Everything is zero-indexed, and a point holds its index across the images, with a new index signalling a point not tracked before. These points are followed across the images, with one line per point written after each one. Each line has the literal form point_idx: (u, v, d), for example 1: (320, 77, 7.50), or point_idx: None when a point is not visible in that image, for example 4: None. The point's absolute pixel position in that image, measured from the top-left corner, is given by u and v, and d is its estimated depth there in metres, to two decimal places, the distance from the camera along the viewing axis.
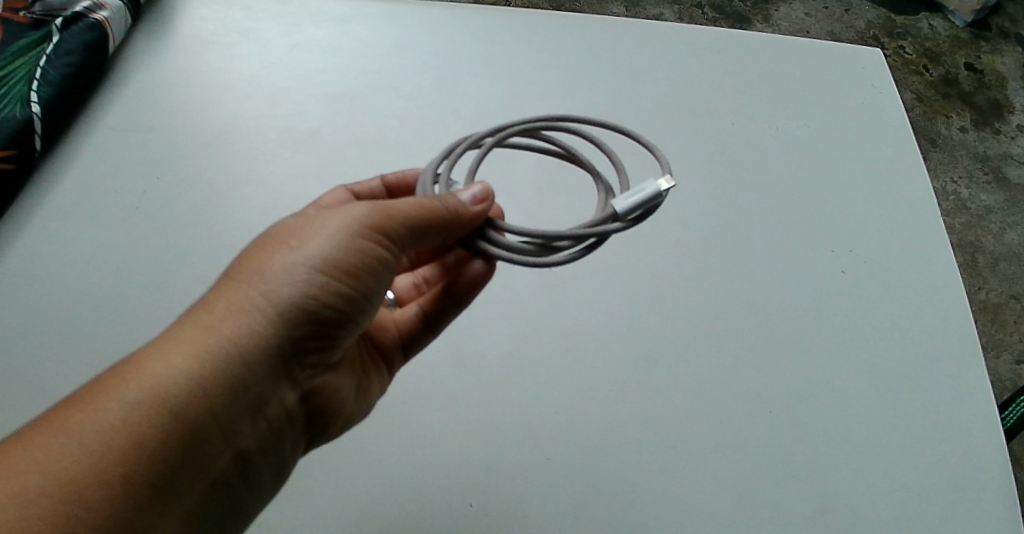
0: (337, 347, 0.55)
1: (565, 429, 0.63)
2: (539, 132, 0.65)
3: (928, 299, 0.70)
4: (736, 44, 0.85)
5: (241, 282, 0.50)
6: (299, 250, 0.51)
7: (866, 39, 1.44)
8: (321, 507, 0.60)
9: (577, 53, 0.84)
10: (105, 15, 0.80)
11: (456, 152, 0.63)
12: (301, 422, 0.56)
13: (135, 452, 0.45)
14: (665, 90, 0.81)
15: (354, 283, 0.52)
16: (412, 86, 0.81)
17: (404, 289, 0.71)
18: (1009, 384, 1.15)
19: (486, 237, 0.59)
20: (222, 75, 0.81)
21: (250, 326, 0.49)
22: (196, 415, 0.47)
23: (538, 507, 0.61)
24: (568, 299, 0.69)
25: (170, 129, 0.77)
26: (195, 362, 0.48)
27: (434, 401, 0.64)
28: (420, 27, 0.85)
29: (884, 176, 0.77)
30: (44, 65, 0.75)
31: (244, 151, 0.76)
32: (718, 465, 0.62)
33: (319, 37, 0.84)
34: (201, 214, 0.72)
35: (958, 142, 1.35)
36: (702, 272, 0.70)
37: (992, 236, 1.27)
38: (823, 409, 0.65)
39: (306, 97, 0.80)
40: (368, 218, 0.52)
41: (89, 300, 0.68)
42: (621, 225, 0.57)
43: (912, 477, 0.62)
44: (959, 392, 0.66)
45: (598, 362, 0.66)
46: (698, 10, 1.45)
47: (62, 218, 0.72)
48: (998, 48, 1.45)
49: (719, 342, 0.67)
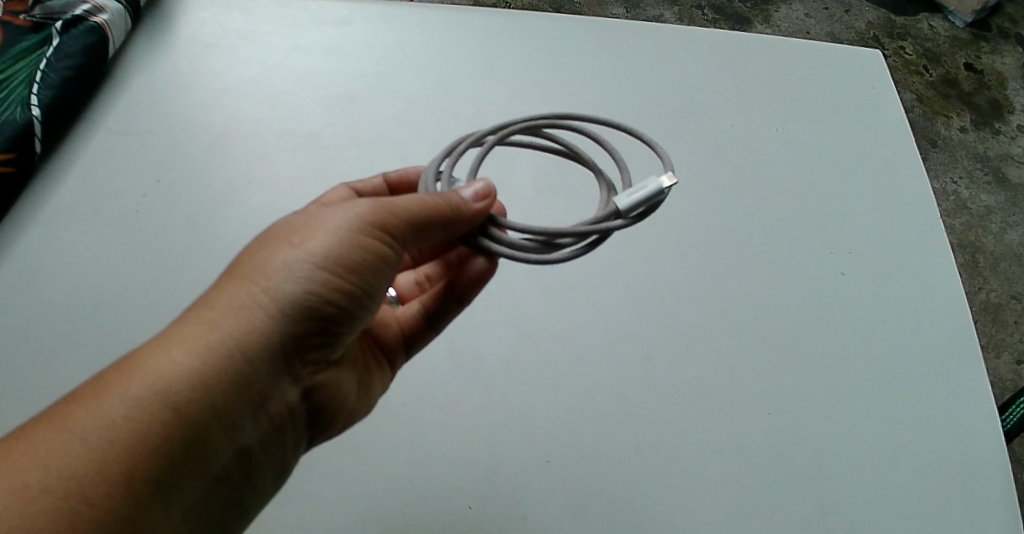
0: (338, 344, 0.55)
1: (565, 431, 0.63)
2: (541, 131, 0.65)
3: (927, 300, 0.70)
4: (736, 44, 0.85)
5: (243, 278, 0.50)
6: (300, 246, 0.51)
7: (866, 39, 1.45)
8: (322, 506, 0.60)
9: (578, 54, 0.84)
10: (105, 18, 0.80)
11: (458, 150, 0.63)
12: (303, 419, 0.57)
13: (136, 448, 0.45)
14: (665, 91, 0.81)
15: (355, 280, 0.52)
16: (412, 87, 0.81)
17: (405, 286, 0.71)
18: (1009, 384, 1.15)
19: (488, 234, 0.59)
20: (222, 77, 0.81)
21: (251, 322, 0.49)
22: (198, 412, 0.47)
23: (538, 509, 0.61)
24: (567, 300, 0.69)
25: (170, 131, 0.77)
26: (196, 359, 0.48)
27: (434, 402, 0.65)
28: (420, 29, 0.85)
29: (883, 177, 0.77)
30: (44, 68, 0.75)
31: (245, 153, 0.76)
32: (718, 466, 0.62)
33: (319, 40, 0.84)
34: (202, 216, 0.73)
35: (958, 142, 1.35)
36: (702, 273, 0.71)
37: (992, 237, 1.27)
38: (822, 410, 0.65)
39: (306, 99, 0.80)
40: (369, 215, 0.53)
41: (89, 303, 0.68)
42: (623, 223, 0.58)
43: (913, 478, 0.62)
44: (959, 393, 0.66)
45: (597, 363, 0.66)
46: (697, 11, 1.46)
47: (62, 220, 0.72)
48: (998, 48, 1.45)
49: (718, 343, 0.67)
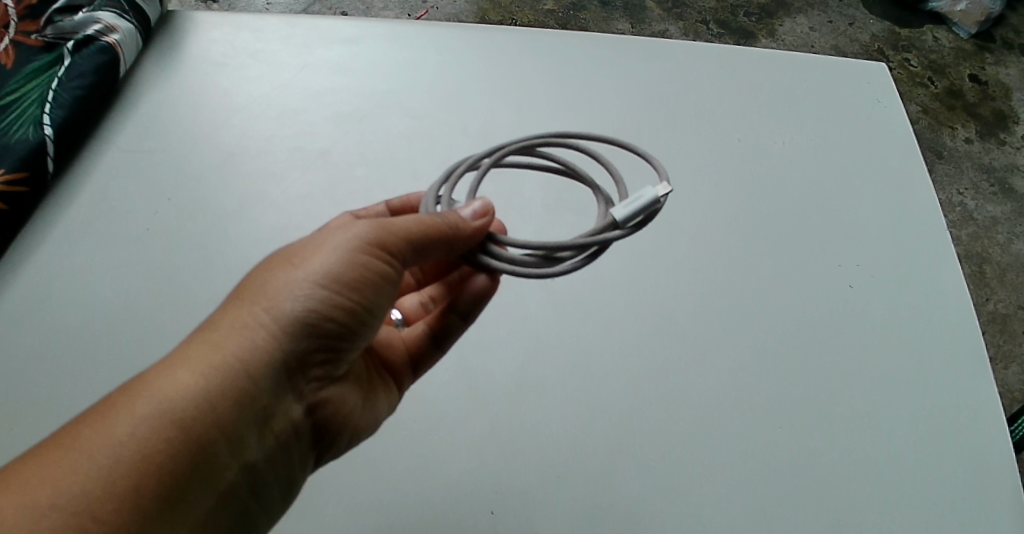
0: (342, 360, 0.56)
1: (574, 443, 0.64)
2: (537, 149, 0.66)
3: (935, 313, 0.70)
4: (741, 60, 0.86)
5: (245, 300, 0.51)
6: (301, 267, 0.52)
7: (871, 52, 1.45)
8: (332, 518, 0.61)
9: (583, 72, 0.85)
10: (116, 38, 0.81)
11: (456, 174, 0.63)
12: (309, 436, 0.57)
13: (144, 466, 0.46)
14: (670, 108, 0.82)
15: (355, 297, 0.52)
16: (420, 105, 0.82)
17: (410, 309, 0.71)
18: (1018, 395, 1.14)
19: (488, 251, 0.60)
20: (232, 97, 0.82)
21: (254, 341, 0.50)
22: (203, 428, 0.48)
23: (546, 519, 0.61)
24: (577, 315, 0.70)
25: (180, 151, 0.79)
26: (202, 378, 0.49)
27: (444, 417, 0.65)
28: (428, 47, 0.86)
29: (891, 190, 0.77)
30: (56, 88, 0.77)
31: (256, 171, 0.78)
32: (721, 475, 0.62)
33: (330, 59, 0.85)
34: (214, 232, 0.74)
35: (963, 154, 1.35)
36: (707, 289, 0.71)
37: (998, 247, 1.27)
38: (826, 421, 0.65)
39: (315, 118, 0.81)
40: (368, 233, 0.54)
41: (102, 317, 0.69)
42: (621, 233, 0.58)
43: (923, 487, 0.62)
44: (968, 405, 0.66)
45: (602, 379, 0.66)
46: (703, 26, 1.47)
47: (74, 238, 0.74)
48: (1002, 58, 1.45)
49: (722, 359, 0.67)
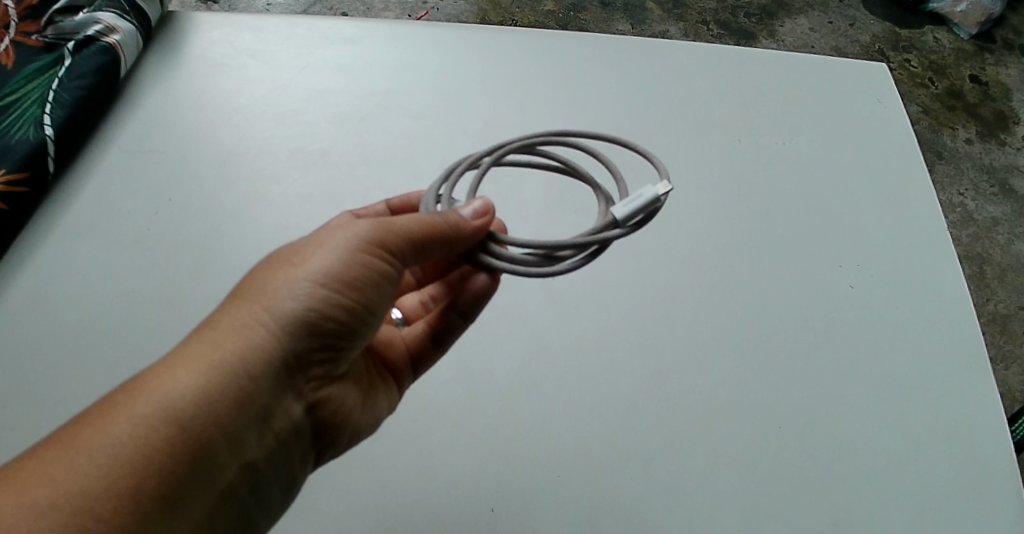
0: (342, 359, 0.56)
1: (574, 443, 0.64)
2: (538, 148, 0.65)
3: (935, 313, 0.70)
4: (741, 60, 0.86)
5: (245, 299, 0.51)
6: (300, 266, 0.52)
7: (871, 53, 1.45)
8: (331, 517, 0.61)
9: (583, 72, 0.85)
10: (117, 39, 0.81)
11: (456, 173, 0.63)
12: (309, 435, 0.57)
13: (144, 465, 0.46)
14: (671, 108, 0.82)
15: (355, 297, 0.52)
16: (420, 105, 0.82)
17: (410, 308, 0.71)
18: (1019, 396, 1.14)
19: (488, 250, 0.59)
20: (233, 97, 0.82)
21: (253, 340, 0.50)
22: (203, 427, 0.48)
23: (545, 518, 0.61)
24: (577, 315, 0.70)
25: (180, 150, 0.79)
26: (202, 377, 0.49)
27: (444, 417, 0.65)
28: (429, 47, 0.86)
29: (891, 190, 0.77)
30: (56, 88, 0.77)
31: (256, 171, 0.78)
32: (721, 475, 0.62)
33: (330, 59, 0.85)
34: (213, 231, 0.74)
35: (963, 155, 1.35)
36: (707, 289, 0.71)
37: (999, 248, 1.27)
38: (826, 422, 0.65)
39: (316, 118, 0.81)
40: (368, 233, 0.54)
41: (102, 316, 0.69)
42: (621, 232, 0.58)
43: (923, 487, 0.62)
44: (967, 405, 0.66)
45: (602, 379, 0.66)
46: (703, 27, 1.47)
47: (74, 238, 0.74)
48: (1002, 59, 1.45)
49: (722, 359, 0.67)
